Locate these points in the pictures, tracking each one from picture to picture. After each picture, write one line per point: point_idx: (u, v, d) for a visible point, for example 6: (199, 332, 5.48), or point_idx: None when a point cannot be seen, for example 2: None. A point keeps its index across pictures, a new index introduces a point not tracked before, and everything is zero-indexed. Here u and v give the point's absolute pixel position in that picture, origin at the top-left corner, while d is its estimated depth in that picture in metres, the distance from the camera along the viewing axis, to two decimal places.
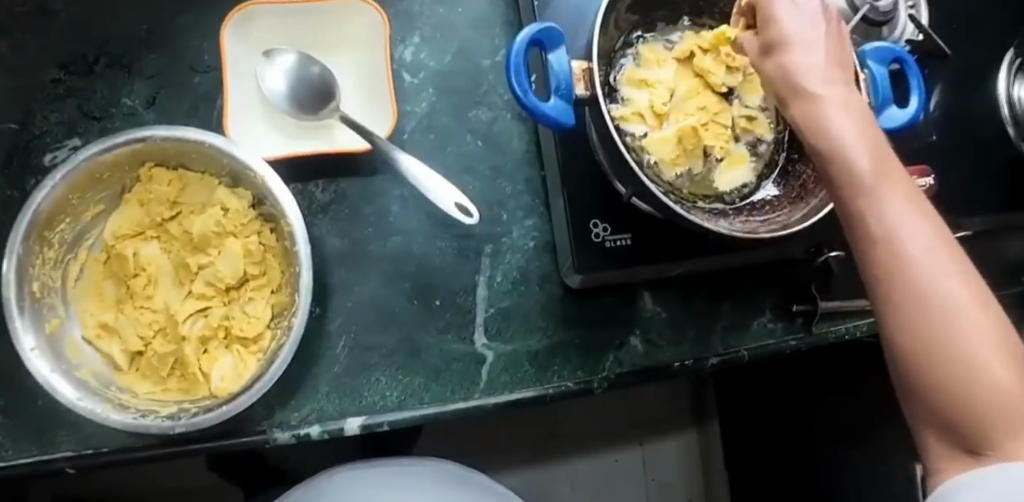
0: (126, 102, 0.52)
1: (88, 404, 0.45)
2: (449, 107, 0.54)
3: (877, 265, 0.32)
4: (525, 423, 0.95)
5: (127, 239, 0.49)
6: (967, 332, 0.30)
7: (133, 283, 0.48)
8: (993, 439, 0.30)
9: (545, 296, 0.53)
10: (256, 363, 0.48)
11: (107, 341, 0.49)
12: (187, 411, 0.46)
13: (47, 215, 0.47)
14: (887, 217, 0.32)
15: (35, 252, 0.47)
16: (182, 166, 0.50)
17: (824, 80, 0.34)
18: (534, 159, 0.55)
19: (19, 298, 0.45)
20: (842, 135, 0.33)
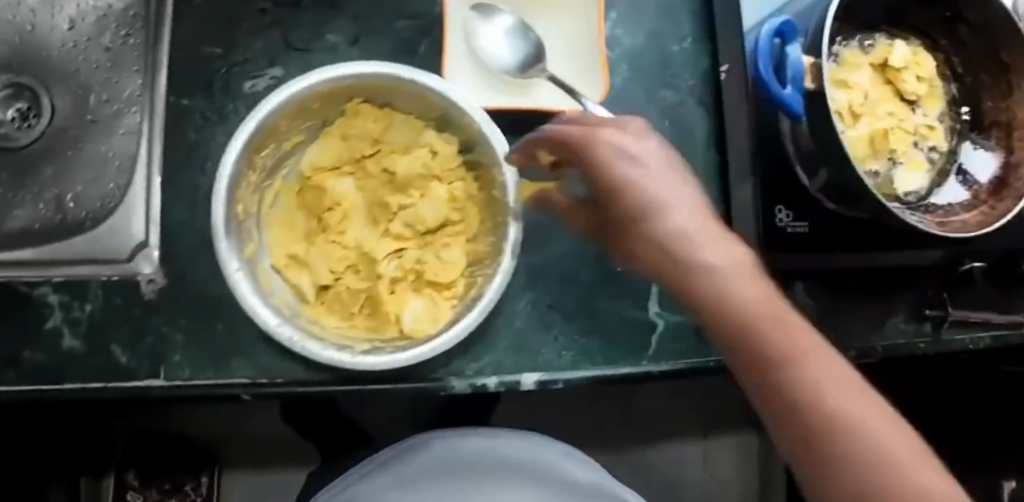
0: (330, 37, 0.51)
1: (287, 332, 0.45)
2: (643, 85, 0.57)
3: (806, 388, 0.31)
4: (596, 407, 0.97)
5: (325, 172, 0.50)
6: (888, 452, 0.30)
7: (328, 217, 0.49)
8: None
9: None
10: (450, 309, 0.48)
11: (296, 271, 0.49)
12: (383, 350, 0.46)
13: (259, 141, 0.46)
14: (780, 346, 0.32)
15: (243, 176, 0.46)
16: (390, 104, 0.50)
17: (666, 190, 0.35)
18: (714, 144, 0.57)
19: (226, 219, 0.45)
20: (716, 257, 0.34)
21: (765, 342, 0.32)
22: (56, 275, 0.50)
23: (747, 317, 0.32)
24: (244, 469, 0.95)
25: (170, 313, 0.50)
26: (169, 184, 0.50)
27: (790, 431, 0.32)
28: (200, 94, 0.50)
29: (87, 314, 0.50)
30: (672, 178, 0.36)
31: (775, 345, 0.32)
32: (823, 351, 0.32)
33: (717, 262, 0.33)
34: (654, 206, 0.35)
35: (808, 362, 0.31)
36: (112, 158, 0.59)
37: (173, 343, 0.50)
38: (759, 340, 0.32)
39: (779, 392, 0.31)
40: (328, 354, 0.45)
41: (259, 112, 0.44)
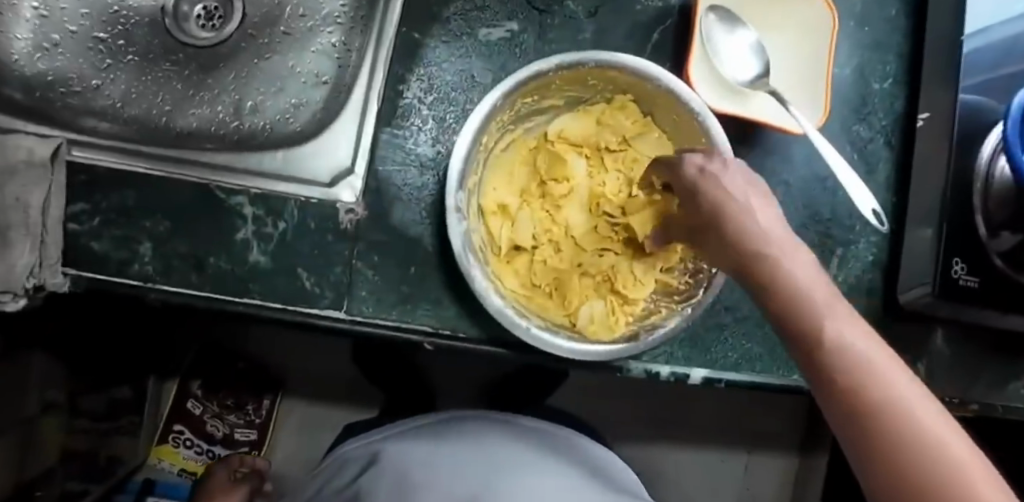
0: (570, 4, 0.51)
1: (479, 278, 0.44)
2: (838, 117, 0.58)
3: (919, 461, 0.24)
4: (655, 404, 0.99)
5: (566, 145, 0.49)
6: (910, 423, 0.25)
7: (554, 187, 0.48)
8: None
9: (868, 306, 0.57)
10: (625, 325, 0.47)
11: (499, 221, 0.47)
12: (555, 331, 0.45)
13: (532, 87, 0.46)
14: (873, 387, 0.26)
15: (501, 110, 0.46)
16: (653, 115, 0.49)
17: (774, 227, 0.31)
18: (892, 185, 0.58)
19: (467, 152, 0.44)
20: (807, 290, 0.29)
21: (853, 380, 0.26)
22: (254, 187, 0.49)
23: (848, 357, 0.27)
24: (301, 401, 0.92)
25: (362, 245, 0.49)
26: (385, 114, 0.50)
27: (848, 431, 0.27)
28: (434, 32, 0.50)
29: (279, 232, 0.49)
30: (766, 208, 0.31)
31: (853, 377, 0.26)
32: (919, 401, 0.26)
33: (814, 295, 0.29)
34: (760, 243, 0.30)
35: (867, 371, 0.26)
36: (299, 74, 0.57)
37: (361, 277, 0.49)
38: (861, 387, 0.26)
39: (881, 449, 0.25)
40: (503, 312, 0.44)
41: (555, 61, 0.44)
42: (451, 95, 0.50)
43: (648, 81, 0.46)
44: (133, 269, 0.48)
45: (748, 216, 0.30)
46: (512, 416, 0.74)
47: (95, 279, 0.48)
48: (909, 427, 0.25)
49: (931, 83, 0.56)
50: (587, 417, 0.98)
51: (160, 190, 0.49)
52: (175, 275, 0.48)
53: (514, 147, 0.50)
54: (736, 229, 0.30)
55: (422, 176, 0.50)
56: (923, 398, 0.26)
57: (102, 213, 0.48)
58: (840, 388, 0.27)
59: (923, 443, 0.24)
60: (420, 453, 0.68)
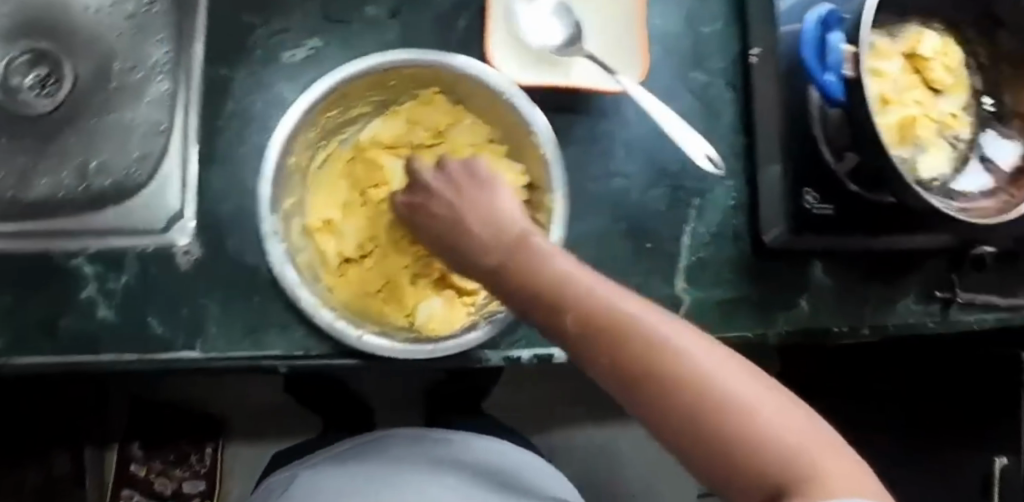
0: (369, 10, 0.51)
1: (306, 296, 0.45)
2: (672, 67, 0.57)
3: (671, 383, 0.26)
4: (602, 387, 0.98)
5: (382, 149, 0.50)
6: (678, 350, 0.27)
7: (373, 193, 0.49)
8: (754, 440, 0.25)
9: (736, 252, 0.57)
10: (465, 316, 0.48)
11: (326, 237, 0.49)
12: (392, 336, 0.46)
13: (327, 101, 0.46)
14: (657, 348, 0.27)
15: (303, 130, 0.47)
16: (462, 102, 0.49)
17: (512, 229, 0.36)
18: (742, 127, 0.57)
19: (273, 174, 0.45)
20: (552, 269, 0.32)
21: (605, 332, 0.29)
22: (91, 246, 0.50)
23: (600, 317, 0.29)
24: (245, 442, 0.93)
25: (207, 284, 0.50)
26: (203, 152, 0.50)
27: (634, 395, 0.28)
28: (235, 63, 0.49)
29: (122, 286, 0.49)
30: (510, 228, 0.36)
31: (618, 339, 0.28)
32: (663, 324, 0.28)
33: (574, 285, 0.31)
34: (511, 244, 0.35)
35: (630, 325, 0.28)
36: (138, 126, 0.57)
37: (209, 315, 0.50)
38: (646, 364, 0.27)
39: (667, 400, 0.26)
40: (336, 325, 0.45)
41: (341, 75, 0.45)
42: (265, 121, 0.50)
43: (444, 69, 0.46)
44: None
45: (495, 233, 0.36)
46: (446, 434, 0.63)
47: None
48: (663, 352, 0.27)
49: (759, 18, 0.56)
50: (537, 413, 0.98)
51: None
52: (26, 346, 0.48)
53: (334, 159, 0.50)
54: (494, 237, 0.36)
55: (250, 205, 0.50)
56: (705, 348, 0.27)
57: None
58: (628, 376, 0.28)
59: (673, 360, 0.27)
60: (330, 485, 0.57)
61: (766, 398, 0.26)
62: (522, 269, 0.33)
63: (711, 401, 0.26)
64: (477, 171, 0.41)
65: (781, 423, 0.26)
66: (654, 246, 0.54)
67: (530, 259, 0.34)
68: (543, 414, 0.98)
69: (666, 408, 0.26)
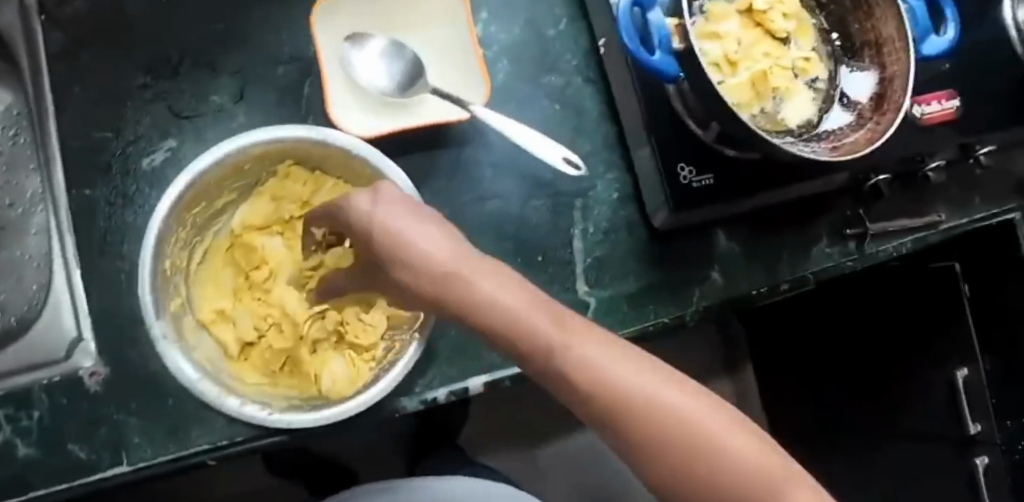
0: (215, 99, 0.53)
1: (209, 388, 0.46)
2: (525, 76, 0.57)
3: (643, 418, 0.26)
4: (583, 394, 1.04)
5: (255, 232, 0.52)
6: (642, 390, 0.26)
7: (256, 275, 0.51)
8: (713, 466, 0.26)
9: (634, 241, 0.57)
10: (368, 372, 0.49)
11: (222, 327, 0.50)
12: (300, 408, 0.47)
13: (188, 199, 0.48)
14: (637, 399, 0.26)
15: (171, 230, 0.47)
16: (320, 168, 0.51)
17: (440, 248, 0.28)
18: (608, 117, 0.58)
19: (152, 278, 0.46)
20: (495, 301, 0.26)
21: (571, 377, 0.26)
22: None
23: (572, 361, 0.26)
24: None
25: (119, 400, 0.50)
26: (88, 272, 0.51)
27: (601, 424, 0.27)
28: (100, 180, 0.51)
29: (35, 421, 0.49)
30: (443, 241, 0.29)
31: (581, 385, 0.26)
32: (600, 350, 0.26)
33: (528, 314, 0.26)
34: (445, 269, 0.28)
35: (585, 371, 0.26)
36: (31, 258, 0.52)
37: (130, 427, 0.50)
38: (635, 419, 0.26)
39: (638, 439, 0.26)
40: (246, 409, 0.46)
41: (194, 170, 0.46)
42: (142, 229, 0.51)
43: (290, 143, 0.48)
44: None
45: (421, 254, 0.28)
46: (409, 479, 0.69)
47: None
48: (632, 395, 0.26)
49: (595, 13, 0.57)
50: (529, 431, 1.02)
51: None
52: None
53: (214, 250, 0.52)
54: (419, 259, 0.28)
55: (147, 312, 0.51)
56: (679, 389, 0.27)
57: None
58: (616, 427, 0.26)
59: (627, 406, 0.26)
60: None
61: (705, 401, 0.27)
62: (466, 306, 0.27)
63: (679, 439, 0.26)
64: (399, 195, 0.32)
65: (745, 443, 0.27)
66: (546, 256, 0.55)
67: (470, 279, 0.27)
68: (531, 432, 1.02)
69: (635, 439, 0.26)
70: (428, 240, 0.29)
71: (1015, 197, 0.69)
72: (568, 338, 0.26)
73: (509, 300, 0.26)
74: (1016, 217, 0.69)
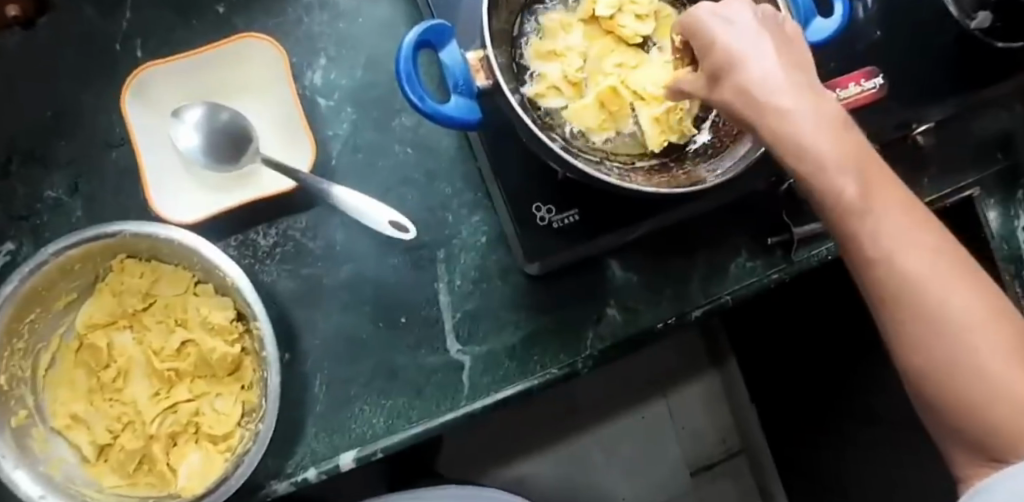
0: (49, 194, 0.51)
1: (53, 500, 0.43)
2: (371, 123, 0.52)
3: (879, 271, 0.29)
4: (553, 418, 0.86)
5: (100, 329, 0.50)
6: (818, 178, 0.29)
7: (104, 375, 0.49)
8: (875, 288, 0.29)
9: (509, 287, 0.52)
10: (222, 464, 0.47)
11: (76, 432, 0.48)
12: None
13: (18, 310, 0.46)
14: (856, 207, 0.28)
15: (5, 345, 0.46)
16: (156, 257, 0.49)
17: (717, 45, 0.31)
18: (467, 153, 0.53)
19: None
20: (758, 106, 0.30)
21: (817, 187, 0.29)
22: None
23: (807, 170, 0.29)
24: None
25: None
26: None
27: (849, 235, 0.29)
28: None
29: None
30: (730, 47, 0.31)
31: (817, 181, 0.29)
32: (835, 139, 0.29)
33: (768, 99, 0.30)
34: (728, 69, 0.31)
35: (822, 180, 0.29)
36: None
37: None
38: (863, 248, 0.29)
39: (858, 248, 0.29)
40: None
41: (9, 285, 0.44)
42: None
43: (110, 240, 0.46)
44: None
45: (720, 62, 0.31)
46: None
47: None
48: (858, 209, 0.28)
49: None
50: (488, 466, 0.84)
51: None
52: None
53: (62, 354, 0.50)
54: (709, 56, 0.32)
55: None
56: (900, 206, 0.29)
57: None
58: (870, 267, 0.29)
59: (855, 213, 0.29)
60: None
61: (887, 203, 0.29)
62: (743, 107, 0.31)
63: (863, 235, 0.29)
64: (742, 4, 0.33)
65: (923, 263, 0.28)
66: (411, 316, 0.51)
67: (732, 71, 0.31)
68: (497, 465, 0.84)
69: (865, 256, 0.29)
70: (710, 40, 0.32)
71: (973, 170, 0.60)
72: (863, 195, 0.28)
73: (801, 97, 0.29)
74: (975, 194, 0.59)
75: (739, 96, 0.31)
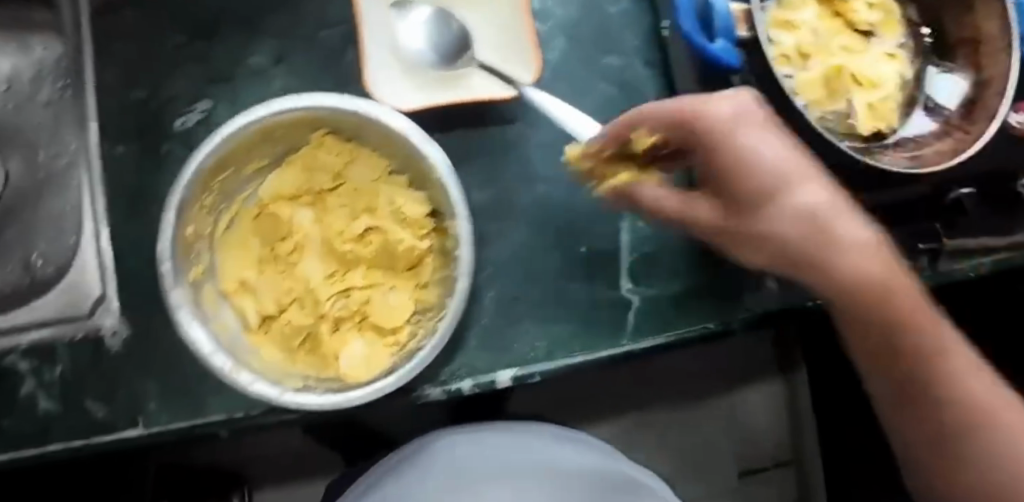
0: (253, 61, 0.51)
1: (220, 359, 0.43)
2: (583, 56, 0.53)
3: (927, 346, 0.36)
4: (624, 386, 0.87)
5: (284, 201, 0.49)
6: (864, 291, 0.34)
7: (281, 247, 0.48)
8: (884, 358, 0.37)
9: (686, 238, 0.53)
10: (388, 358, 0.45)
11: (242, 298, 0.48)
12: (313, 390, 0.43)
13: (217, 162, 0.45)
14: (877, 308, 0.34)
15: (197, 195, 0.45)
16: (357, 139, 0.48)
17: (763, 152, 0.31)
18: (667, 105, 0.54)
19: (173, 242, 0.44)
20: (814, 225, 0.31)
21: (856, 302, 0.34)
22: (22, 342, 0.50)
23: (836, 289, 0.34)
24: None
25: (139, 363, 0.50)
26: (118, 234, 0.50)
27: (870, 329, 0.36)
28: (132, 138, 0.50)
29: (58, 376, 0.50)
30: (774, 168, 0.31)
31: (860, 293, 0.34)
32: (869, 251, 0.33)
33: (819, 237, 0.31)
34: (780, 188, 0.31)
35: (861, 299, 0.34)
36: (71, 211, 0.57)
37: (147, 393, 0.49)
38: (889, 329, 0.35)
39: (881, 341, 0.36)
40: (252, 386, 0.43)
41: (224, 131, 0.43)
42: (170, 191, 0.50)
43: (323, 112, 0.45)
44: None
45: (761, 183, 0.31)
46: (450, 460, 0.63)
47: None
48: (892, 303, 0.34)
49: None
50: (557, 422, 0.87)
51: None
52: None
53: (239, 220, 0.50)
54: (750, 173, 0.31)
55: None
56: (910, 289, 0.35)
57: None
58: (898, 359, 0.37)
59: (891, 308, 0.34)
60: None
61: (894, 298, 0.34)
62: (796, 263, 0.32)
63: (888, 320, 0.35)
64: (747, 103, 0.32)
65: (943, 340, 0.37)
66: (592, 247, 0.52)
67: (771, 211, 0.31)
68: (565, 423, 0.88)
69: (874, 340, 0.36)
70: (758, 152, 0.31)
71: None
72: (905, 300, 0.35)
73: (851, 231, 0.32)
74: None
75: (780, 248, 0.32)
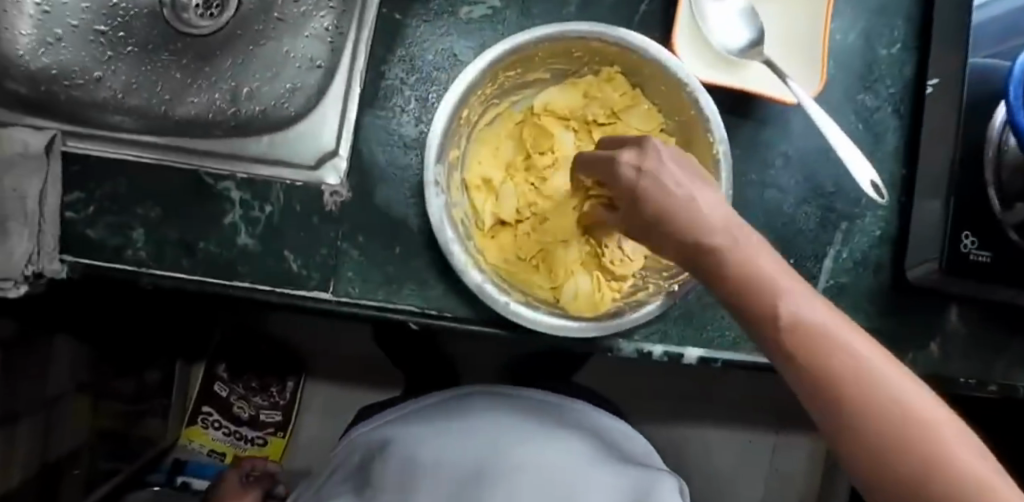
0: None
1: (459, 253, 0.44)
2: (842, 85, 0.56)
3: (890, 434, 0.25)
4: (685, 386, 0.97)
5: (553, 119, 0.50)
6: (827, 348, 0.27)
7: (539, 159, 0.49)
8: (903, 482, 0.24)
9: (876, 282, 0.55)
10: (609, 302, 0.47)
11: (483, 196, 0.49)
12: (540, 308, 0.45)
13: (517, 58, 0.46)
14: (861, 375, 0.26)
15: (483, 84, 0.46)
16: (642, 86, 0.49)
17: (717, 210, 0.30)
18: (901, 156, 0.56)
19: (449, 121, 0.44)
20: (761, 272, 0.29)
21: (821, 370, 0.27)
22: (241, 172, 0.50)
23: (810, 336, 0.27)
24: (327, 384, 0.96)
25: (349, 226, 0.50)
26: (369, 97, 0.50)
27: (863, 429, 0.25)
28: (415, 13, 0.50)
29: (265, 216, 0.50)
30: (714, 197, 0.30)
31: (816, 353, 0.27)
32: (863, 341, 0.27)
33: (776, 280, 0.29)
34: (742, 265, 0.29)
35: (833, 355, 0.26)
36: (294, 59, 0.56)
37: (347, 260, 0.49)
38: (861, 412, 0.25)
39: (853, 423, 0.25)
40: (483, 287, 0.44)
41: (537, 34, 0.44)
42: (434, 74, 0.51)
43: (631, 49, 0.46)
44: (127, 254, 0.49)
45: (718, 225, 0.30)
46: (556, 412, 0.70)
47: (89, 266, 0.49)
48: (871, 386, 0.26)
49: (939, 46, 0.54)
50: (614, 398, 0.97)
51: (153, 178, 0.50)
52: (167, 259, 0.49)
53: (501, 119, 0.51)
54: (722, 250, 0.30)
55: (406, 156, 0.50)
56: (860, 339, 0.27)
57: (97, 202, 0.50)
58: (872, 460, 0.25)
59: (866, 383, 0.26)
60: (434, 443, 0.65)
61: (813, 359, 0.27)
62: (746, 284, 0.29)
63: (897, 414, 0.25)
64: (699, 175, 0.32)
65: None
66: (796, 261, 0.54)
67: (735, 250, 0.29)
68: (620, 403, 0.97)
69: (868, 438, 0.25)
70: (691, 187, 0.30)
71: None
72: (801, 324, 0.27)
73: (842, 329, 0.27)
74: None
75: (760, 282, 0.29)
